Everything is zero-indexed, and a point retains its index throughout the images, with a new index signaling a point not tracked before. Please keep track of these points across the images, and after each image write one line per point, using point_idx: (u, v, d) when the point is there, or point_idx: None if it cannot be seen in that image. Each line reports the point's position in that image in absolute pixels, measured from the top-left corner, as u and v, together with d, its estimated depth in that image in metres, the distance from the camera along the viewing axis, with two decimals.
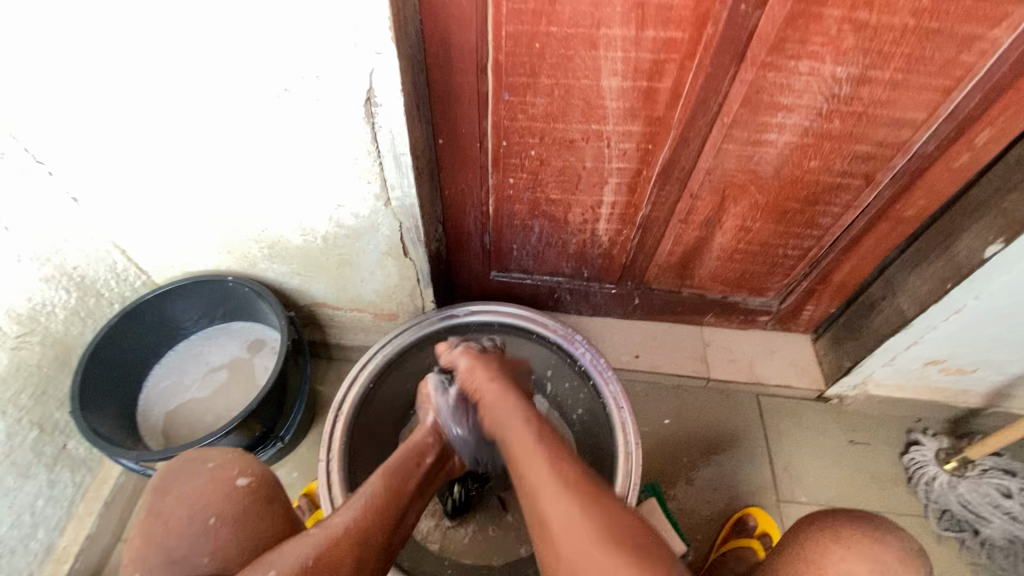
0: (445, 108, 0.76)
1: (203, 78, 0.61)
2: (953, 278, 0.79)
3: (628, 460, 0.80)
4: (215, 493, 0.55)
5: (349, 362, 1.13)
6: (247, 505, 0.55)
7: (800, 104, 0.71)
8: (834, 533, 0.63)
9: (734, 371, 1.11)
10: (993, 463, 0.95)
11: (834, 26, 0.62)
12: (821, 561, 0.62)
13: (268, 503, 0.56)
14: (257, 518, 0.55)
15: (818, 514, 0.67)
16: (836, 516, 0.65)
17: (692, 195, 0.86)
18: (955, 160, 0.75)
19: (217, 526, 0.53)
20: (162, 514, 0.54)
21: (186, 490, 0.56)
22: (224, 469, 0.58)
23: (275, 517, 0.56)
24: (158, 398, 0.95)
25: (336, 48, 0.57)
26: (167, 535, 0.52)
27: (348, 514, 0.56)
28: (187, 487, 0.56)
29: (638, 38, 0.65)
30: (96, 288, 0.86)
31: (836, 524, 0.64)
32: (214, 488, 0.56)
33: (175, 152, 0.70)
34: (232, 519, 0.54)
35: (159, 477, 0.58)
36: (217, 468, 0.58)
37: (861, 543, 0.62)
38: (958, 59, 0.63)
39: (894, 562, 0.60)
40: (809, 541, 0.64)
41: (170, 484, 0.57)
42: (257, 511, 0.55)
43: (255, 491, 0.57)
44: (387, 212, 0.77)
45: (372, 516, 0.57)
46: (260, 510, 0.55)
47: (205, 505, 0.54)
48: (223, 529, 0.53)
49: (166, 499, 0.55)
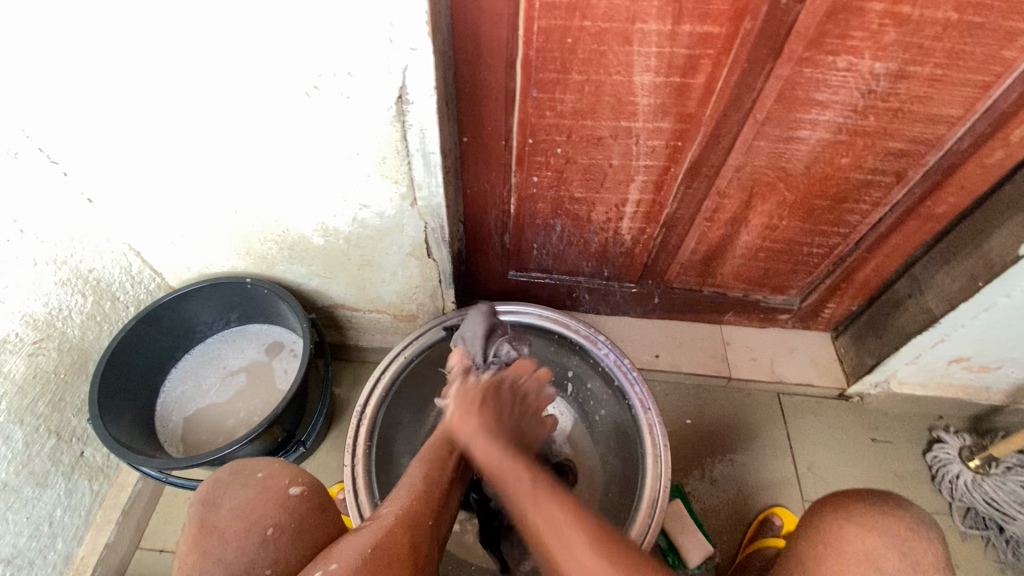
0: (472, 106, 0.74)
1: (228, 76, 0.59)
2: (985, 276, 0.79)
3: (657, 462, 0.79)
4: (269, 504, 0.54)
5: (365, 363, 1.12)
6: (303, 513, 0.54)
7: (835, 100, 0.69)
8: (847, 512, 0.62)
9: (755, 370, 1.10)
10: (1017, 460, 0.94)
11: (875, 21, 0.60)
12: (839, 543, 0.60)
13: (323, 510, 0.56)
14: (314, 528, 0.54)
15: (833, 495, 0.66)
16: (848, 498, 0.64)
17: (720, 192, 0.85)
18: (989, 156, 0.74)
19: (275, 537, 0.52)
20: (216, 528, 0.52)
21: (237, 500, 0.54)
22: (275, 478, 0.57)
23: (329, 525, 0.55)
24: (175, 403, 0.93)
25: (368, 44, 0.55)
26: (225, 549, 0.51)
27: (393, 506, 0.56)
28: (239, 498, 0.55)
29: (673, 33, 0.63)
30: (112, 291, 0.84)
31: (848, 503, 0.63)
32: (266, 497, 0.55)
33: (196, 153, 0.68)
34: (290, 529, 0.53)
35: (205, 491, 0.56)
36: (267, 478, 0.56)
37: (875, 519, 0.61)
38: (1000, 54, 0.62)
39: (907, 533, 0.60)
40: (824, 524, 0.63)
41: (220, 496, 0.55)
42: (311, 521, 0.54)
43: (308, 500, 0.56)
44: (412, 212, 0.76)
45: (419, 504, 0.57)
46: (316, 517, 0.55)
47: (261, 516, 0.53)
48: (283, 539, 0.52)
49: (219, 512, 0.54)
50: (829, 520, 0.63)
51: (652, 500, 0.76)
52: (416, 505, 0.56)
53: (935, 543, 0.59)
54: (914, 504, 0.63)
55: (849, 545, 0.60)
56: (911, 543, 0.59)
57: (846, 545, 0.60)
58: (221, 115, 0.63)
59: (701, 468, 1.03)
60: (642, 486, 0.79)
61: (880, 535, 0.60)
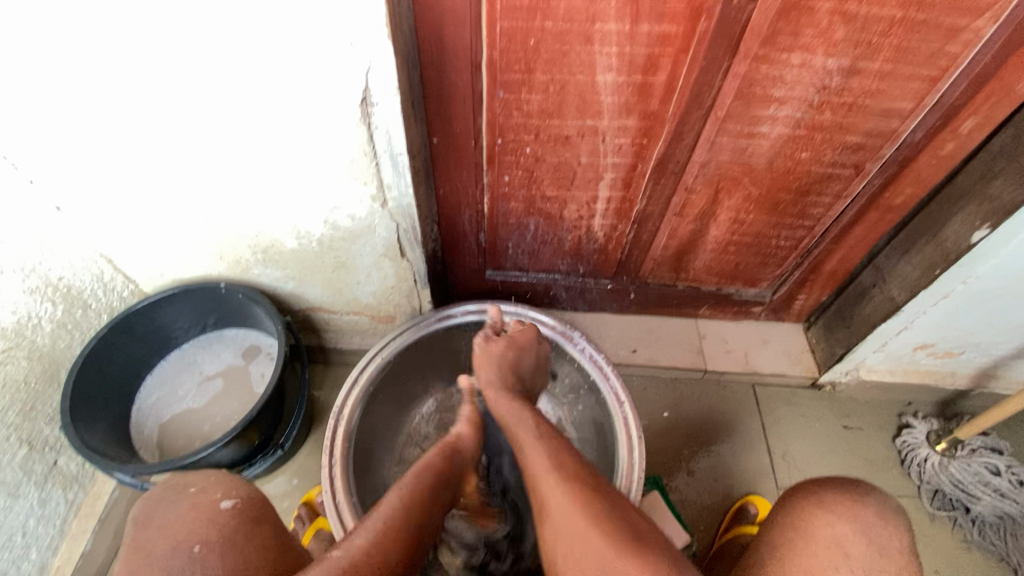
0: (440, 108, 0.75)
1: (197, 81, 0.59)
2: (942, 264, 0.82)
3: (632, 453, 0.80)
4: (199, 518, 0.54)
5: (346, 366, 1.12)
6: (233, 525, 0.53)
7: (792, 96, 0.71)
8: (819, 500, 0.64)
9: (730, 362, 1.12)
10: (981, 442, 0.98)
11: (825, 19, 0.62)
12: (810, 528, 0.62)
13: (256, 523, 0.55)
14: (246, 539, 0.53)
15: (805, 482, 0.68)
16: (822, 485, 0.66)
17: (687, 188, 0.87)
18: (942, 148, 0.77)
19: (201, 551, 0.51)
20: (146, 547, 0.52)
21: (168, 517, 0.54)
22: (206, 493, 0.57)
23: (263, 534, 0.54)
24: (151, 410, 0.93)
25: (331, 48, 0.56)
26: (152, 567, 0.50)
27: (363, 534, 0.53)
28: (170, 514, 0.55)
29: (633, 33, 0.65)
30: (83, 299, 0.83)
31: (819, 491, 0.65)
32: (197, 513, 0.55)
33: (167, 160, 0.68)
34: (217, 543, 0.52)
35: (143, 509, 0.57)
36: (198, 492, 0.56)
37: (845, 506, 0.63)
38: (944, 49, 0.65)
39: (876, 521, 0.62)
40: (796, 511, 0.64)
41: (152, 514, 0.55)
42: (243, 531, 0.53)
43: (240, 512, 0.55)
44: (383, 213, 0.77)
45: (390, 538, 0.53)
46: (246, 529, 0.54)
47: (188, 532, 0.53)
48: (209, 553, 0.51)
49: (149, 529, 0.54)
50: (802, 508, 0.64)
51: (627, 490, 0.77)
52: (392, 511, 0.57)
53: (901, 530, 0.62)
54: (881, 491, 0.65)
55: (818, 531, 0.62)
56: (880, 532, 0.61)
57: (815, 531, 0.62)
58: (188, 121, 0.64)
59: (679, 460, 1.05)
60: (616, 478, 0.80)
61: (851, 522, 0.62)
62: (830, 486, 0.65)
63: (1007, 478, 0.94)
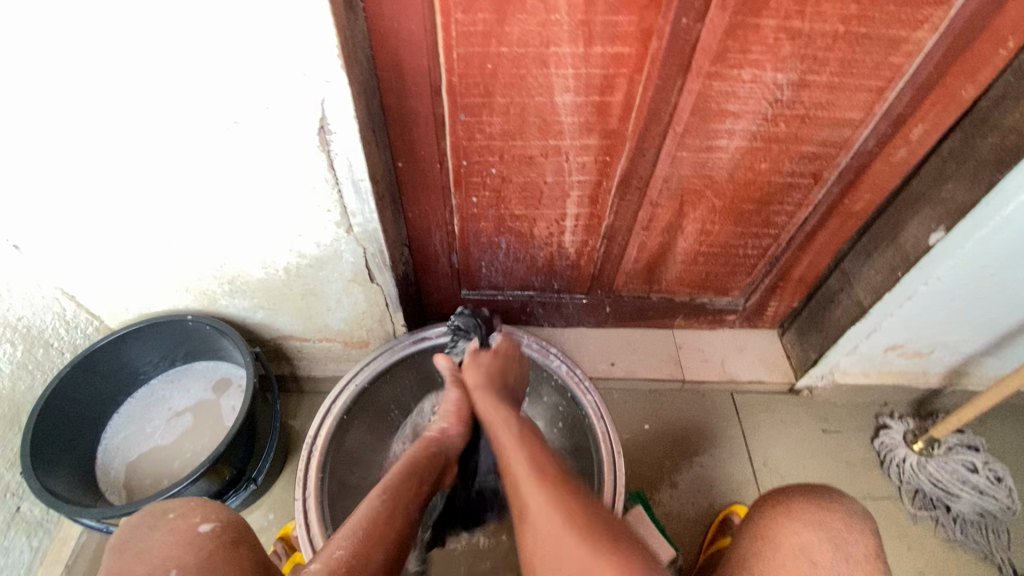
0: (402, 132, 0.75)
1: (152, 116, 0.59)
2: (903, 266, 0.84)
3: (612, 469, 0.79)
4: (175, 544, 0.52)
5: (320, 393, 1.10)
6: (212, 550, 0.52)
7: (746, 110, 0.73)
8: (786, 509, 0.65)
9: (707, 371, 1.13)
10: (957, 440, 0.99)
11: (771, 35, 0.64)
12: (776, 537, 0.63)
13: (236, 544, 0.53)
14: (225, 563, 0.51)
15: (771, 493, 0.68)
16: (789, 494, 0.66)
17: (652, 203, 0.88)
18: (894, 155, 0.79)
19: None
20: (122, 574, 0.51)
21: (144, 543, 0.53)
22: (185, 517, 0.55)
23: (242, 559, 0.52)
24: (118, 449, 0.91)
25: (284, 79, 0.57)
26: None
27: (344, 538, 0.54)
28: (148, 542, 0.54)
29: (587, 55, 0.66)
30: (44, 338, 0.81)
31: (786, 500, 0.66)
32: (175, 538, 0.53)
33: (130, 197, 0.68)
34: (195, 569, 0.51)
35: (120, 538, 0.56)
36: (177, 517, 0.55)
37: (809, 513, 0.64)
38: (888, 60, 0.67)
39: (838, 526, 0.62)
40: (763, 521, 0.65)
41: (129, 541, 0.54)
42: (223, 555, 0.52)
43: (219, 536, 0.53)
44: (349, 239, 0.77)
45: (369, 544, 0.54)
46: (226, 553, 0.52)
47: (165, 559, 0.51)
48: None
49: (127, 556, 0.53)
50: (768, 516, 0.65)
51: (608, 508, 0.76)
52: (365, 540, 0.55)
53: (868, 533, 0.62)
54: (848, 497, 0.66)
55: (786, 540, 0.62)
56: (845, 535, 0.62)
57: (782, 540, 0.62)
58: (147, 157, 0.64)
59: (662, 473, 1.04)
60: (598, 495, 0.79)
61: (814, 529, 0.62)
62: (797, 494, 0.66)
63: (984, 474, 0.95)
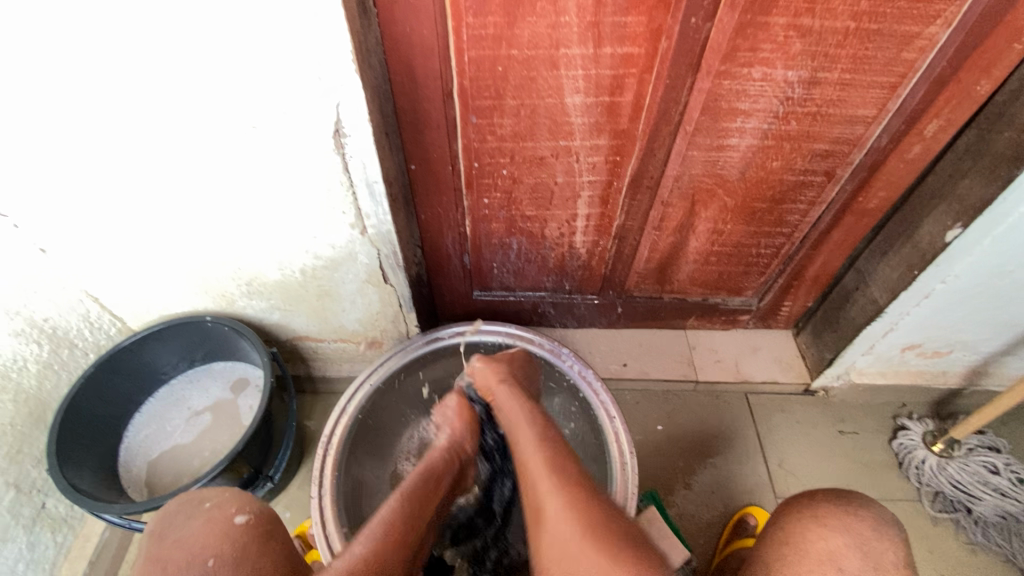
0: (416, 135, 0.77)
1: (174, 120, 0.61)
2: (919, 264, 0.83)
3: (624, 472, 0.79)
4: (212, 533, 0.55)
5: (335, 394, 1.12)
6: (247, 539, 0.54)
7: (757, 108, 0.73)
8: (813, 513, 0.64)
9: (720, 372, 1.12)
10: (978, 442, 0.98)
11: (780, 33, 0.64)
12: (803, 542, 0.62)
13: (269, 537, 0.56)
14: (258, 555, 0.54)
15: (797, 496, 0.68)
16: (815, 498, 0.66)
17: (663, 202, 0.88)
18: (909, 151, 0.78)
19: (214, 567, 0.52)
20: (160, 560, 0.54)
21: (181, 532, 0.56)
22: (221, 508, 0.58)
23: (275, 551, 0.55)
24: (140, 448, 0.93)
25: (301, 84, 0.58)
26: None
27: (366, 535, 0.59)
28: (185, 530, 0.56)
29: (597, 56, 0.67)
30: (69, 339, 0.84)
31: (812, 504, 0.66)
32: (212, 527, 0.56)
33: (152, 199, 0.70)
34: (230, 558, 0.53)
35: (156, 526, 0.58)
36: (213, 508, 0.57)
37: (837, 518, 0.63)
38: (901, 56, 0.66)
39: (868, 532, 0.62)
40: (791, 525, 0.65)
41: (167, 529, 0.57)
42: (257, 546, 0.54)
43: (253, 527, 0.56)
44: (363, 240, 0.78)
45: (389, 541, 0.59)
46: (260, 545, 0.55)
47: (202, 547, 0.54)
48: (221, 568, 0.52)
49: (164, 543, 0.55)
50: (795, 521, 0.65)
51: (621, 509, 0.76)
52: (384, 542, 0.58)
53: (896, 540, 0.62)
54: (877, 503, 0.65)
55: (813, 545, 0.62)
56: (872, 542, 0.61)
57: (809, 544, 0.62)
58: (169, 160, 0.65)
59: (676, 475, 1.04)
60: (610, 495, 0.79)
61: (842, 535, 0.62)
62: (824, 499, 0.66)
63: (1006, 476, 0.94)
